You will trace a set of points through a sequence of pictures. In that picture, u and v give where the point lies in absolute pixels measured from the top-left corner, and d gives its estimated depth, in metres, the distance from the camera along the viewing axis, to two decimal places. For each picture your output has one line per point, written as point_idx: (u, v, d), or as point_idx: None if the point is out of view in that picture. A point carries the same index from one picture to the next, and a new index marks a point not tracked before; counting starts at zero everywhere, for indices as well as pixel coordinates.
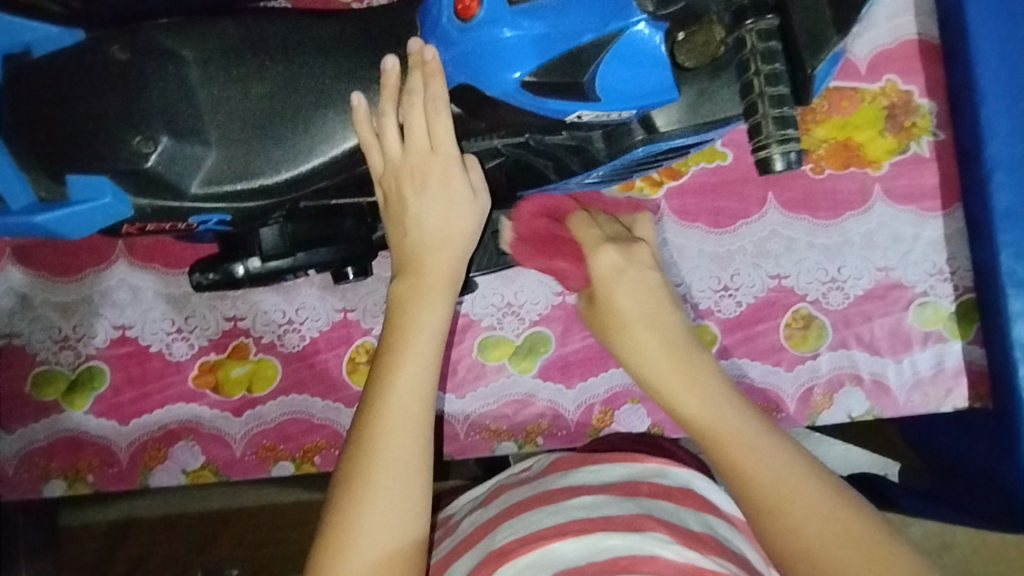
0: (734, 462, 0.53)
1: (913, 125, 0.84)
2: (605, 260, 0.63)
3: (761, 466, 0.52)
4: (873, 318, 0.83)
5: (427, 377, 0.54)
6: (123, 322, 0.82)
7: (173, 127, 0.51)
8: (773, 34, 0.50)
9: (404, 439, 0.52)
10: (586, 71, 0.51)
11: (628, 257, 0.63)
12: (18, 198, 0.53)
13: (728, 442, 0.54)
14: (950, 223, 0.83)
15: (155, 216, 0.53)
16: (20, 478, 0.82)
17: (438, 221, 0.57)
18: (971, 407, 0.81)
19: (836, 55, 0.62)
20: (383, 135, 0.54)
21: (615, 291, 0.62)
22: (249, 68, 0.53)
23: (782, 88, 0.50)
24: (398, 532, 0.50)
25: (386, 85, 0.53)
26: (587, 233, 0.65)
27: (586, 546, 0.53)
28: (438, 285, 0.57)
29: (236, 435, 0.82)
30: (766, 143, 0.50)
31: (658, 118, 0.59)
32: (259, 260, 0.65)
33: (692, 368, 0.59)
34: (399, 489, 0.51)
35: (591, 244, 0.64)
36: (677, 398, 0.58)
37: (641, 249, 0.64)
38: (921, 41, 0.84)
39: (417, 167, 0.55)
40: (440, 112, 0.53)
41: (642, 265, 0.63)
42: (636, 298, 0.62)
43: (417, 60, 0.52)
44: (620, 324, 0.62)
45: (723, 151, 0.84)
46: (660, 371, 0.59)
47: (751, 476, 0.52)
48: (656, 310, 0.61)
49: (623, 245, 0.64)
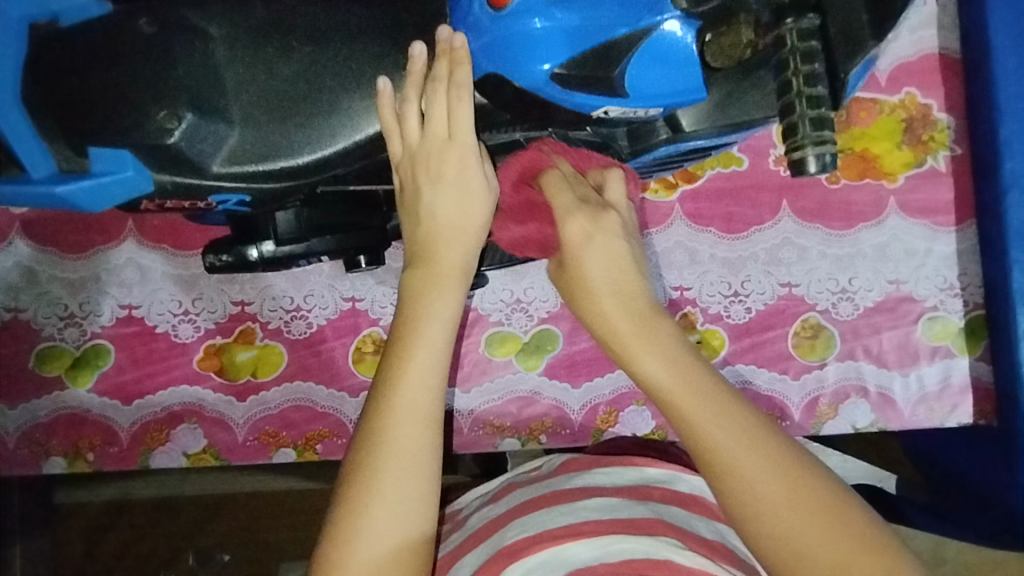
0: (706, 444, 0.48)
1: (931, 138, 0.83)
2: (573, 227, 0.55)
3: (724, 437, 0.48)
4: (882, 331, 0.83)
5: (440, 367, 0.54)
6: (130, 302, 0.82)
7: (199, 104, 0.51)
8: (814, 33, 0.52)
9: (413, 429, 0.52)
10: (616, 65, 0.51)
11: (595, 219, 0.55)
12: (39, 168, 0.52)
13: (696, 418, 0.49)
14: (963, 239, 0.83)
15: (175, 193, 0.53)
16: (20, 453, 0.82)
17: (452, 212, 0.56)
18: (975, 423, 0.81)
19: (869, 61, 0.61)
20: (405, 121, 0.54)
21: (587, 261, 0.55)
22: (276, 49, 0.52)
23: (820, 88, 0.52)
24: (404, 523, 0.50)
25: (412, 70, 0.53)
26: (561, 196, 0.56)
27: (600, 547, 0.52)
28: (449, 274, 0.56)
29: (239, 420, 0.82)
30: (802, 144, 0.52)
31: (684, 118, 0.58)
32: (272, 243, 0.65)
33: (656, 332, 0.53)
34: (410, 475, 0.51)
35: (568, 212, 0.55)
36: (632, 359, 0.53)
37: (610, 216, 0.55)
38: (942, 56, 0.84)
39: (434, 154, 0.54)
40: (462, 100, 0.53)
41: (613, 230, 0.55)
42: (607, 266, 0.55)
43: (443, 47, 0.52)
44: (587, 294, 0.55)
45: (739, 157, 0.84)
46: (623, 338, 0.53)
47: (730, 466, 0.47)
48: (624, 275, 0.55)
49: (593, 209, 0.55)
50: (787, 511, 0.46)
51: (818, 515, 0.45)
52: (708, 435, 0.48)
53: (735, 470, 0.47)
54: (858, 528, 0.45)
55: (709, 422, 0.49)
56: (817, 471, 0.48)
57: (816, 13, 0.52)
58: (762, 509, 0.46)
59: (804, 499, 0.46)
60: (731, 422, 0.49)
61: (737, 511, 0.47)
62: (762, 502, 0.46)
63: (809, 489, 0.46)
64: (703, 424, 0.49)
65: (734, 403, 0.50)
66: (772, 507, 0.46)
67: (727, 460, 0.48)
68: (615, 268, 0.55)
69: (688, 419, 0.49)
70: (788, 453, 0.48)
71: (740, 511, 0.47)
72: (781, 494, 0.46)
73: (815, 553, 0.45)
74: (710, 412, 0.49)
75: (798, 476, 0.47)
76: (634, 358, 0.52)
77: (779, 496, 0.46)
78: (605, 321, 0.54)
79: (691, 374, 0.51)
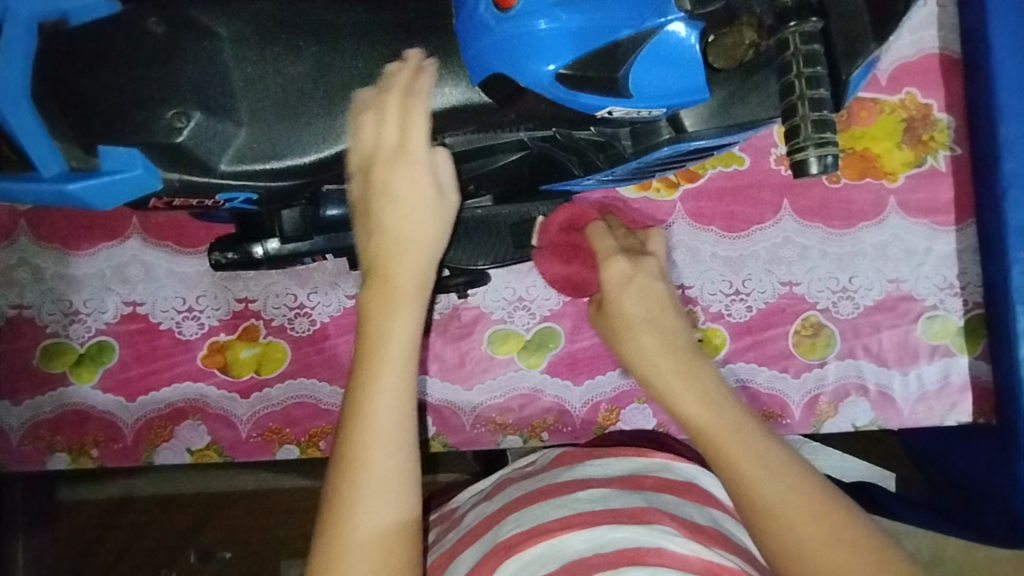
0: (746, 483, 0.49)
1: (931, 138, 0.84)
2: (614, 269, 0.62)
3: (762, 475, 0.49)
4: (882, 329, 0.83)
5: (405, 375, 0.56)
6: (134, 299, 0.82)
7: (207, 104, 0.51)
8: (816, 37, 0.51)
9: (385, 451, 0.53)
10: (621, 66, 0.51)
11: (635, 264, 0.62)
12: (49, 165, 0.52)
13: (737, 457, 0.50)
14: (963, 238, 0.83)
15: (183, 192, 0.53)
16: (24, 449, 0.82)
17: (403, 225, 0.57)
18: (974, 422, 0.81)
19: (871, 62, 0.61)
20: (360, 130, 0.53)
21: (626, 300, 0.61)
22: (282, 48, 0.53)
23: (822, 92, 0.51)
24: (389, 515, 0.52)
25: (382, 83, 0.53)
26: (603, 242, 0.65)
27: (593, 539, 0.53)
28: (405, 290, 0.57)
29: (242, 417, 0.82)
30: (804, 146, 0.51)
31: (686, 118, 0.58)
32: (277, 241, 0.65)
33: (696, 372, 0.56)
34: (386, 472, 0.53)
35: (609, 254, 0.63)
36: (673, 398, 0.56)
37: (647, 263, 0.63)
38: (942, 56, 0.84)
39: (383, 165, 0.54)
40: (417, 109, 0.53)
41: (652, 274, 0.62)
42: (645, 305, 0.60)
43: (407, 64, 0.53)
44: (628, 331, 0.60)
45: (740, 157, 0.84)
46: (664, 375, 0.57)
47: (771, 505, 0.48)
48: (662, 316, 0.60)
49: (633, 256, 0.63)
50: (828, 552, 0.45)
51: (860, 559, 0.45)
52: (747, 475, 0.49)
53: (773, 510, 0.47)
54: (897, 571, 0.45)
55: (749, 461, 0.50)
56: (857, 514, 0.48)
57: (818, 17, 0.51)
58: (804, 551, 0.46)
59: (845, 542, 0.46)
60: (768, 462, 0.50)
61: (776, 553, 0.47)
62: (803, 544, 0.46)
63: (847, 533, 0.46)
64: (742, 460, 0.50)
65: (770, 443, 0.51)
66: (813, 549, 0.46)
67: (766, 498, 0.48)
68: (654, 309, 0.60)
69: (722, 451, 0.51)
70: (827, 495, 0.48)
71: (782, 553, 0.46)
72: (822, 535, 0.46)
73: None
74: (747, 449, 0.51)
75: (837, 519, 0.47)
76: (675, 394, 0.56)
77: (820, 539, 0.46)
78: (647, 358, 0.59)
79: (727, 410, 0.53)
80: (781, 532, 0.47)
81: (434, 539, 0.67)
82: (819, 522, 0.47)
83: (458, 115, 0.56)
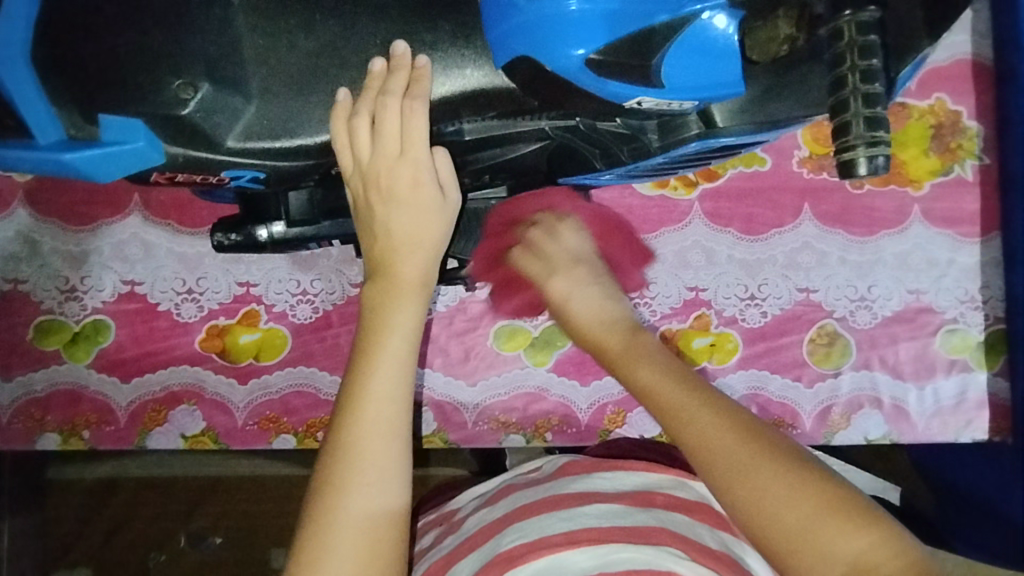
0: (663, 400, 0.54)
1: (959, 147, 0.81)
2: (555, 284, 0.67)
3: (670, 394, 0.54)
4: (899, 341, 0.81)
5: (406, 366, 0.55)
6: (132, 278, 0.80)
7: (215, 74, 0.50)
8: (874, 27, 0.48)
9: (379, 444, 0.51)
10: (654, 56, 0.49)
11: (568, 275, 0.67)
12: (46, 132, 0.49)
13: (653, 386, 0.56)
14: (987, 251, 0.81)
15: (187, 166, 0.52)
16: (14, 428, 0.80)
17: (408, 226, 0.57)
18: (990, 440, 0.80)
19: (921, 59, 0.58)
20: (355, 136, 0.53)
21: (573, 308, 0.65)
22: (297, 21, 0.52)
23: (876, 86, 0.48)
24: (379, 498, 0.50)
25: (370, 86, 0.52)
26: (531, 265, 0.69)
27: (598, 556, 0.51)
28: (409, 284, 0.57)
29: (239, 404, 0.80)
30: (852, 144, 0.48)
31: (717, 114, 0.56)
32: (282, 225, 0.63)
33: (634, 338, 0.61)
34: (382, 455, 0.51)
35: (544, 277, 0.68)
36: (613, 359, 0.61)
37: (578, 269, 0.67)
38: (974, 62, 0.82)
39: (385, 172, 0.55)
40: (415, 111, 0.52)
41: (583, 277, 0.67)
42: (589, 304, 0.65)
43: (400, 63, 0.52)
44: (571, 325, 0.66)
45: (762, 157, 0.82)
46: (609, 351, 0.62)
47: (683, 414, 0.52)
48: (604, 303, 0.65)
49: (565, 266, 0.67)
50: (730, 447, 0.49)
51: (762, 454, 0.49)
52: (664, 394, 0.55)
53: (683, 416, 0.52)
54: (797, 461, 0.48)
55: (663, 384, 0.56)
56: (768, 427, 0.51)
57: (877, 6, 0.49)
58: (705, 442, 0.50)
59: (747, 436, 0.50)
60: (679, 384, 0.55)
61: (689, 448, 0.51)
62: (705, 436, 0.50)
63: (754, 433, 0.50)
64: (657, 385, 0.56)
65: (686, 374, 0.56)
66: (718, 443, 0.50)
67: (679, 409, 0.53)
68: (596, 306, 0.65)
69: (657, 394, 0.55)
70: (735, 407, 0.52)
71: (695, 454, 0.50)
72: (725, 432, 0.50)
73: (764, 488, 0.47)
74: (664, 380, 0.56)
75: (745, 421, 0.51)
76: (614, 360, 0.61)
77: (721, 433, 0.50)
78: (594, 342, 0.63)
79: (668, 365, 0.57)
80: (687, 431, 0.52)
81: (433, 541, 0.65)
82: (724, 421, 0.51)
83: (477, 98, 0.54)
